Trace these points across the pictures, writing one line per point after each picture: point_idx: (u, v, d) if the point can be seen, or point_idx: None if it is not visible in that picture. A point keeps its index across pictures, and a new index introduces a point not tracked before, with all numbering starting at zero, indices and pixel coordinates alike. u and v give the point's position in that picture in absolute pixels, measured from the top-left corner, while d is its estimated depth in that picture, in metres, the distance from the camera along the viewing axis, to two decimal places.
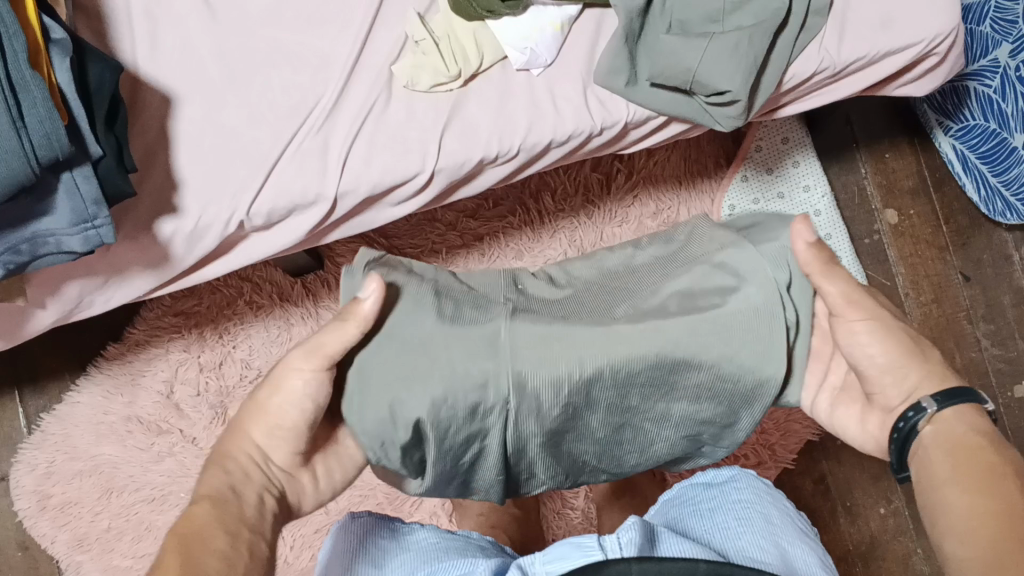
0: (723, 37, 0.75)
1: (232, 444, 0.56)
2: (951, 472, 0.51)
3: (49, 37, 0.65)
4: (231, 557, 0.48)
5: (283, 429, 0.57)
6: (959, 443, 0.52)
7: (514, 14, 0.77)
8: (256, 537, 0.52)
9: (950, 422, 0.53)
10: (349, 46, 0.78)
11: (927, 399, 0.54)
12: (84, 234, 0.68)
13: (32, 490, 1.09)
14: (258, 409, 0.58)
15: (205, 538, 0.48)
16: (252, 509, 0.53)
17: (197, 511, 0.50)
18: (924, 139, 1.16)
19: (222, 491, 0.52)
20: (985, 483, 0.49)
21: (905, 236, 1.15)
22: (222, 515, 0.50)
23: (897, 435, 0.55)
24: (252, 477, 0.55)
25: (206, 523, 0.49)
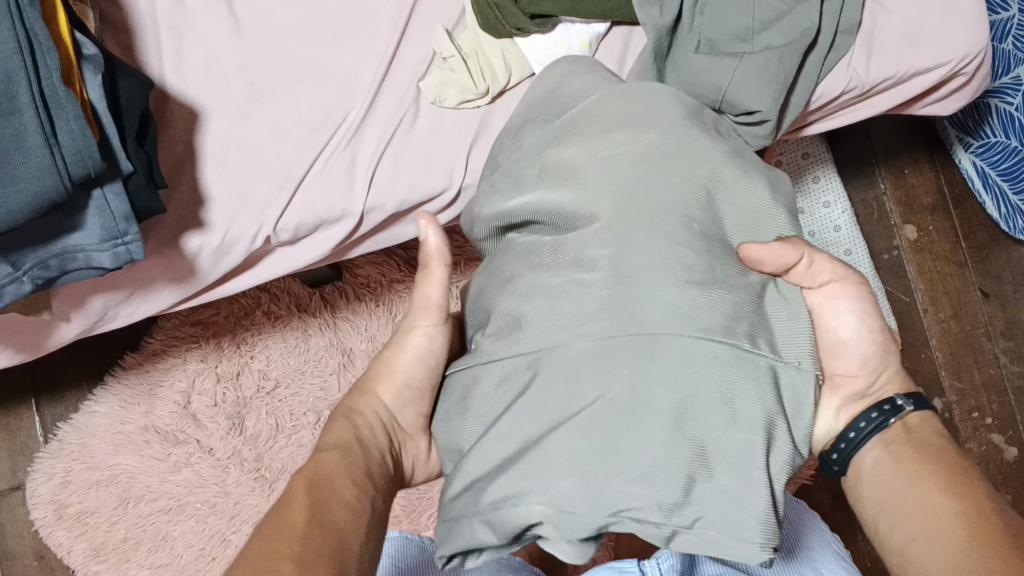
0: (755, 57, 0.74)
1: (358, 403, 0.69)
2: (902, 482, 0.65)
3: (81, 53, 0.65)
4: (355, 506, 0.60)
5: (408, 388, 0.69)
6: (919, 441, 0.66)
7: (541, 33, 0.77)
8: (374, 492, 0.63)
9: (916, 423, 0.68)
10: (377, 62, 0.78)
11: (904, 397, 0.68)
12: (114, 250, 0.67)
13: (49, 500, 1.09)
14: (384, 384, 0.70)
15: (327, 487, 0.60)
16: (375, 464, 0.66)
17: (325, 462, 0.62)
18: (943, 155, 1.15)
19: (347, 439, 0.65)
20: (947, 486, 0.63)
21: (924, 252, 1.14)
22: (349, 464, 0.63)
23: (873, 420, 0.67)
24: (370, 461, 0.65)
25: (334, 472, 0.61)
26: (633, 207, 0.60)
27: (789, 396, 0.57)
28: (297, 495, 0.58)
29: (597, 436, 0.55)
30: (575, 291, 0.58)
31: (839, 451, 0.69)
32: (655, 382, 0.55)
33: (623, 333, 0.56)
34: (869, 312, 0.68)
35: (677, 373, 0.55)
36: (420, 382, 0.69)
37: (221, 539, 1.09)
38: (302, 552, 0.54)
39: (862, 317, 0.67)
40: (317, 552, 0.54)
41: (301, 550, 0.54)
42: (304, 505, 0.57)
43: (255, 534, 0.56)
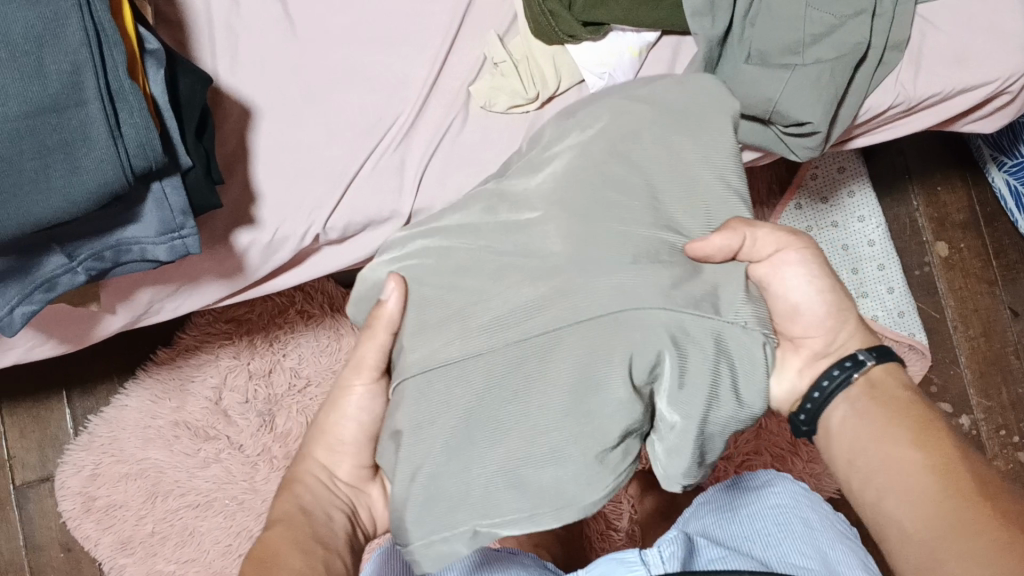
0: (807, 68, 0.75)
1: (303, 473, 0.70)
2: (868, 435, 0.64)
3: (144, 47, 0.66)
4: (305, 572, 0.59)
5: (341, 446, 0.70)
6: (882, 395, 0.66)
7: (593, 41, 0.78)
8: (332, 555, 0.63)
9: (879, 376, 0.67)
10: (429, 66, 0.79)
11: (866, 353, 0.67)
12: (170, 244, 0.69)
13: (78, 492, 1.09)
14: (325, 445, 0.70)
15: (268, 565, 0.59)
16: (327, 528, 0.65)
17: (269, 540, 0.62)
18: (975, 172, 1.15)
19: (293, 512, 0.65)
20: (917, 440, 0.62)
21: (955, 269, 1.15)
22: (299, 534, 0.63)
23: (829, 380, 0.67)
24: (319, 526, 0.65)
25: (279, 547, 0.61)
26: (597, 207, 0.62)
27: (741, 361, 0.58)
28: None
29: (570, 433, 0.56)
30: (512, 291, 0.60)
31: (807, 409, 0.68)
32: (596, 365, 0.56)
33: (563, 292, 0.59)
34: (818, 272, 0.69)
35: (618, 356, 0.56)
36: (354, 437, 0.69)
37: (248, 536, 1.10)
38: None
39: (811, 278, 0.69)
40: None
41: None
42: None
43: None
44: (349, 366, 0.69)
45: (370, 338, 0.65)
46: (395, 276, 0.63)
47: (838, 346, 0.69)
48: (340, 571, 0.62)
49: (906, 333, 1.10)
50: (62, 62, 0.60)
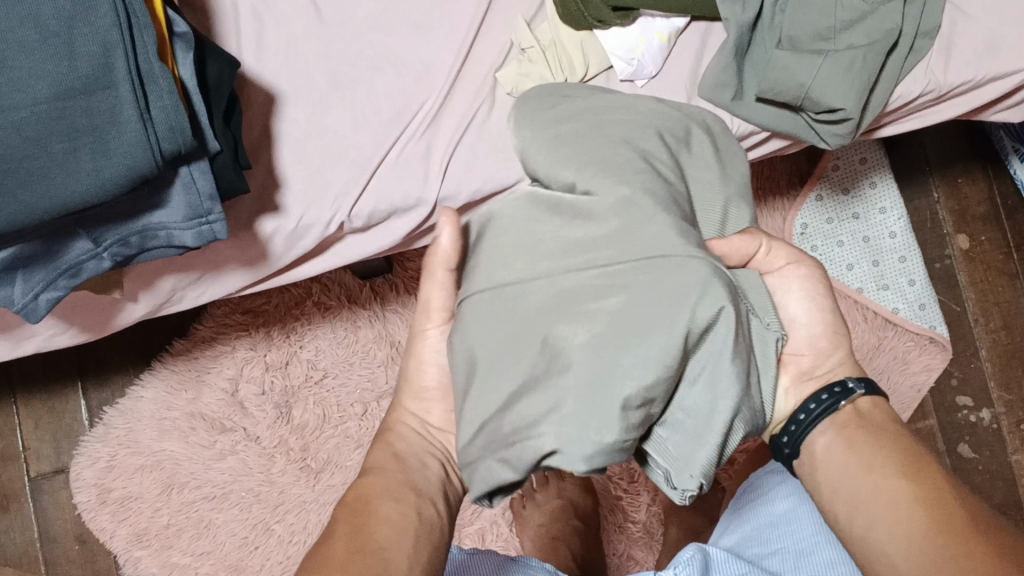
0: (841, 54, 0.74)
1: (397, 421, 0.70)
2: (855, 462, 0.64)
3: (173, 30, 0.65)
4: (399, 520, 0.60)
5: (428, 393, 0.70)
6: (870, 424, 0.66)
7: (623, 26, 0.76)
8: (425, 499, 0.64)
9: (867, 409, 0.68)
10: (455, 52, 0.79)
11: (855, 381, 0.68)
12: (198, 229, 0.68)
13: (93, 484, 1.09)
14: (413, 399, 0.70)
15: (365, 513, 0.60)
16: (421, 472, 0.66)
17: (367, 488, 0.63)
18: (997, 165, 1.14)
19: (388, 460, 0.66)
20: (905, 469, 0.62)
21: (976, 262, 1.14)
22: (393, 482, 0.64)
23: (818, 407, 0.67)
24: (412, 472, 0.65)
25: (375, 494, 0.62)
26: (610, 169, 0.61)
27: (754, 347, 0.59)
28: (336, 527, 0.59)
29: (593, 371, 0.53)
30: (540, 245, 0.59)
31: (791, 434, 0.68)
32: (656, 317, 0.52)
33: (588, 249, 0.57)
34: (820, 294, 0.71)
35: (680, 310, 0.52)
36: (438, 381, 0.70)
37: (264, 528, 1.09)
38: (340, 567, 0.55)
39: (810, 296, 0.70)
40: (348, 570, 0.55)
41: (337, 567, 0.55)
42: (346, 536, 0.58)
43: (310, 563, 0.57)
44: (418, 311, 0.68)
45: (437, 284, 0.65)
46: (447, 214, 0.63)
47: (829, 369, 0.70)
48: (436, 519, 0.63)
49: (927, 326, 1.11)
50: (93, 43, 0.59)
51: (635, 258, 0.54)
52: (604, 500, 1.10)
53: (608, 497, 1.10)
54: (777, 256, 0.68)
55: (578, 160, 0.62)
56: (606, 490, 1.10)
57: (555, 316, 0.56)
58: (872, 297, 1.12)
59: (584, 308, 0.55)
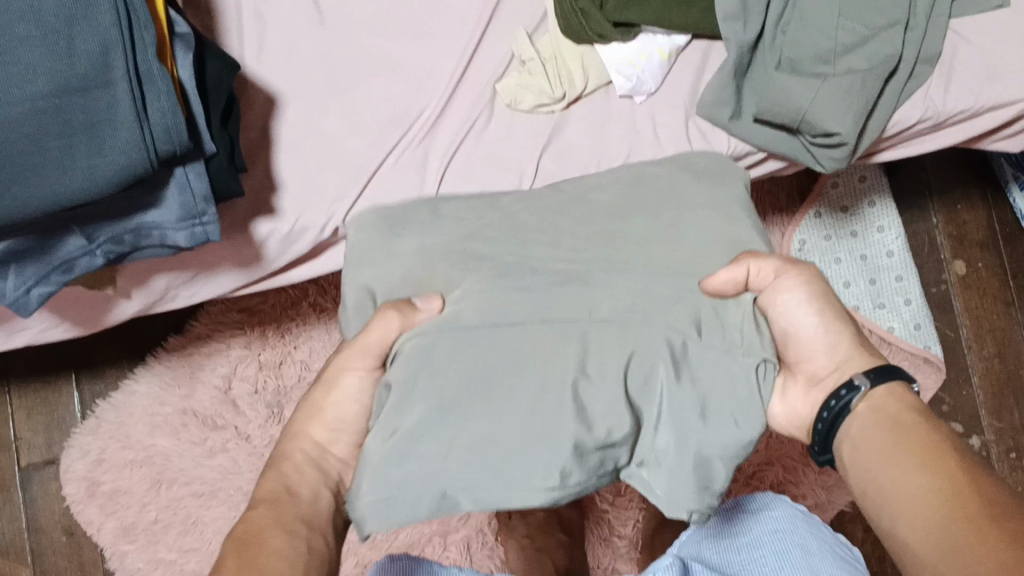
0: (840, 79, 0.74)
1: (287, 449, 0.64)
2: (874, 461, 0.58)
3: (174, 31, 0.65)
4: (289, 554, 0.55)
5: (342, 424, 0.66)
6: (887, 414, 0.60)
7: (623, 41, 0.77)
8: (313, 532, 0.59)
9: (883, 399, 0.61)
10: (456, 61, 0.79)
11: (863, 377, 0.61)
12: (190, 230, 0.68)
13: (82, 476, 1.09)
14: (315, 420, 0.65)
15: (258, 547, 0.55)
16: (308, 504, 0.61)
17: (256, 521, 0.57)
18: (996, 193, 1.15)
19: (277, 491, 0.60)
20: (923, 460, 0.56)
21: (971, 288, 1.14)
22: (280, 513, 0.58)
23: (825, 415, 0.62)
24: (303, 505, 0.60)
25: (266, 529, 0.57)
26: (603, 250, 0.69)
27: (731, 381, 0.63)
28: (224, 565, 0.54)
29: (535, 413, 0.60)
30: (495, 308, 0.65)
31: (818, 442, 0.64)
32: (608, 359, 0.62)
33: (542, 309, 0.65)
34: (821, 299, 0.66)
35: (625, 346, 0.63)
36: (357, 416, 0.66)
37: None
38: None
39: (807, 301, 0.66)
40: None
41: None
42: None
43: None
44: (346, 351, 0.66)
45: (382, 324, 0.65)
46: (435, 298, 0.66)
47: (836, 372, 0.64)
48: (325, 556, 0.58)
49: (922, 346, 1.10)
50: (92, 41, 0.60)
51: (572, 328, 0.64)
52: (591, 512, 1.10)
53: (596, 509, 1.10)
54: (767, 271, 0.66)
55: (583, 239, 0.70)
56: (594, 503, 1.10)
57: (510, 372, 0.62)
58: (868, 315, 1.11)
59: (522, 364, 0.62)
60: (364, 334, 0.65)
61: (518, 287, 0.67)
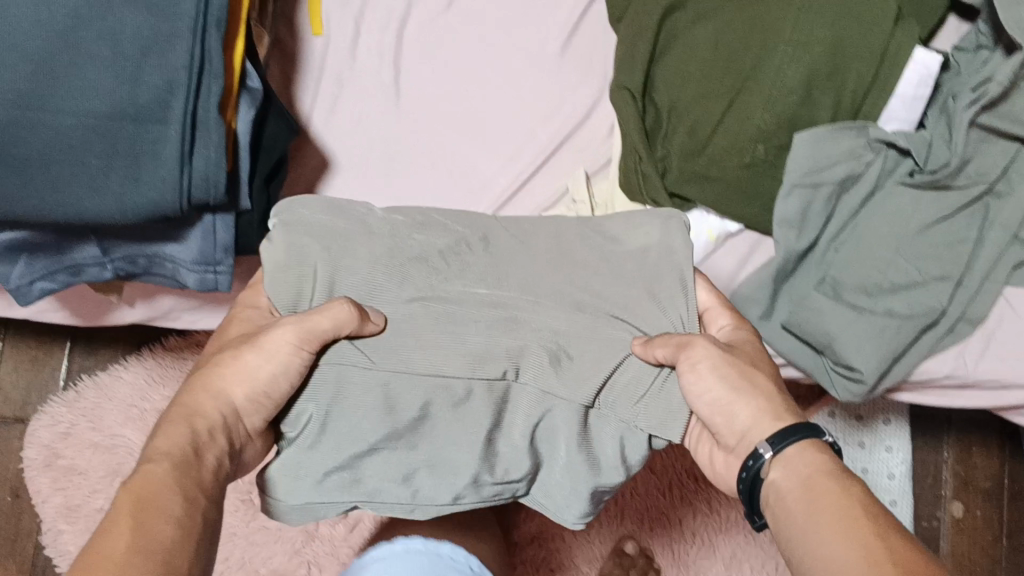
0: (874, 317, 0.74)
1: (198, 398, 0.54)
2: (795, 522, 0.49)
3: (245, 83, 0.66)
4: (184, 523, 0.46)
5: (267, 398, 0.55)
6: (806, 479, 0.50)
7: (676, 213, 0.77)
8: (211, 503, 0.49)
9: (791, 458, 0.52)
10: (511, 180, 0.79)
11: (766, 442, 0.53)
12: (201, 274, 0.69)
13: (45, 445, 1.10)
14: (239, 377, 0.55)
15: (162, 502, 0.46)
16: (209, 472, 0.50)
17: (156, 469, 0.48)
18: (1015, 446, 1.11)
19: (185, 449, 0.50)
20: (857, 528, 0.46)
21: (963, 534, 1.10)
22: (181, 474, 0.48)
23: (744, 478, 0.54)
24: (207, 474, 0.50)
25: (162, 487, 0.46)
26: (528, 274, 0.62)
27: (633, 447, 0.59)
28: (119, 513, 0.44)
29: (432, 452, 0.58)
30: (411, 331, 0.59)
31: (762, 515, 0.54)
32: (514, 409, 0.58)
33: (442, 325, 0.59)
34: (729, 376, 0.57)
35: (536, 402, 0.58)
36: (283, 392, 0.56)
37: None
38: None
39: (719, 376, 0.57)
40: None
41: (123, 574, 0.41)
42: (130, 532, 0.43)
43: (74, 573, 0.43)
44: (295, 317, 0.56)
45: (331, 315, 0.55)
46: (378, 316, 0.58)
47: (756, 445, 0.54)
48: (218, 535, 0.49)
49: None
50: (158, 75, 0.61)
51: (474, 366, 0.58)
52: None
53: None
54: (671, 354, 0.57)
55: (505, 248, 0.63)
56: None
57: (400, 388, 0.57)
58: None
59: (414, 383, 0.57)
60: (314, 318, 0.55)
61: (444, 313, 0.60)
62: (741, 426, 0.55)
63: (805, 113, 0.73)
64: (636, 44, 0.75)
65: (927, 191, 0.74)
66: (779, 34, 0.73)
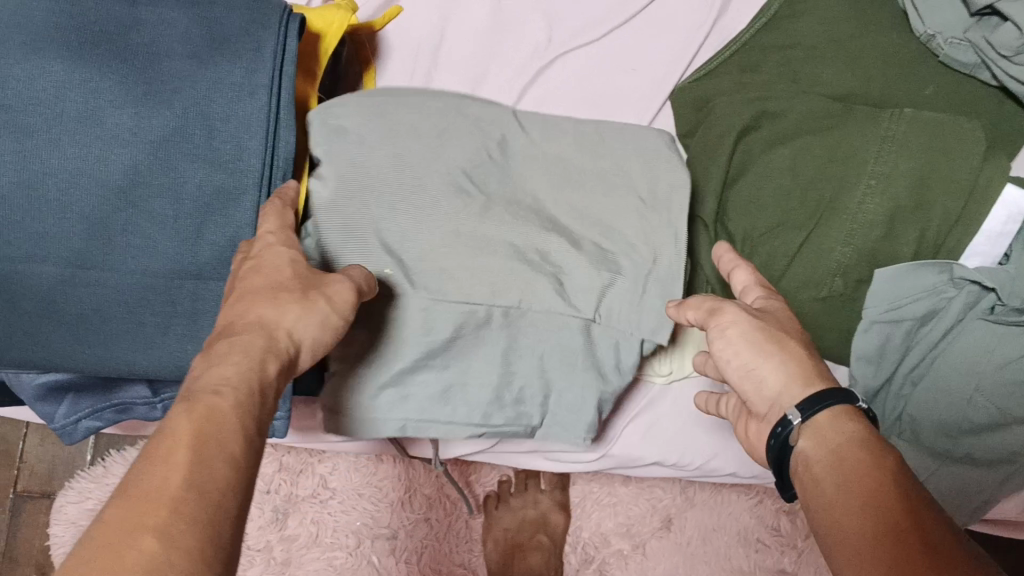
0: (955, 466, 0.74)
1: (244, 325, 0.48)
2: (827, 490, 0.45)
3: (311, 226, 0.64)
4: (239, 466, 0.41)
5: (315, 339, 0.50)
6: (834, 448, 0.47)
7: None
8: (262, 438, 0.44)
9: (822, 429, 0.48)
10: None
11: (796, 408, 0.49)
12: None
13: (72, 521, 1.06)
14: (302, 307, 0.50)
15: (221, 438, 0.41)
16: (267, 409, 0.45)
17: (221, 398, 0.43)
18: None
19: (245, 381, 0.44)
20: (890, 505, 0.43)
21: None
22: (242, 411, 0.43)
23: (772, 445, 0.50)
24: (263, 416, 0.45)
25: (218, 425, 0.41)
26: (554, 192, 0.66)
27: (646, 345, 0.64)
28: (179, 442, 0.39)
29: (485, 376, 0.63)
30: (440, 251, 0.60)
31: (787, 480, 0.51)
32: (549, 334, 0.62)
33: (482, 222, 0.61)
34: (758, 338, 0.53)
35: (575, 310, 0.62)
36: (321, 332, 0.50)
37: None
38: (178, 521, 0.37)
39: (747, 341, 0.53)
40: (194, 524, 0.37)
41: (177, 519, 0.37)
42: (185, 466, 0.39)
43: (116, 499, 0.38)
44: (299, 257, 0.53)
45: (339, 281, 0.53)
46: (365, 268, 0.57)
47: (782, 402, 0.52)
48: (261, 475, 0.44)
49: None
50: (221, 236, 0.57)
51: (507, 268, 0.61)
52: None
53: None
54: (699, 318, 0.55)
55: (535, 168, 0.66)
56: None
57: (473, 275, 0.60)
58: None
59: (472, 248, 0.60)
60: (323, 284, 0.52)
61: (474, 241, 0.61)
62: (771, 393, 0.52)
63: (886, 248, 0.71)
64: (709, 167, 0.73)
65: (1009, 329, 0.71)
66: (861, 163, 0.71)
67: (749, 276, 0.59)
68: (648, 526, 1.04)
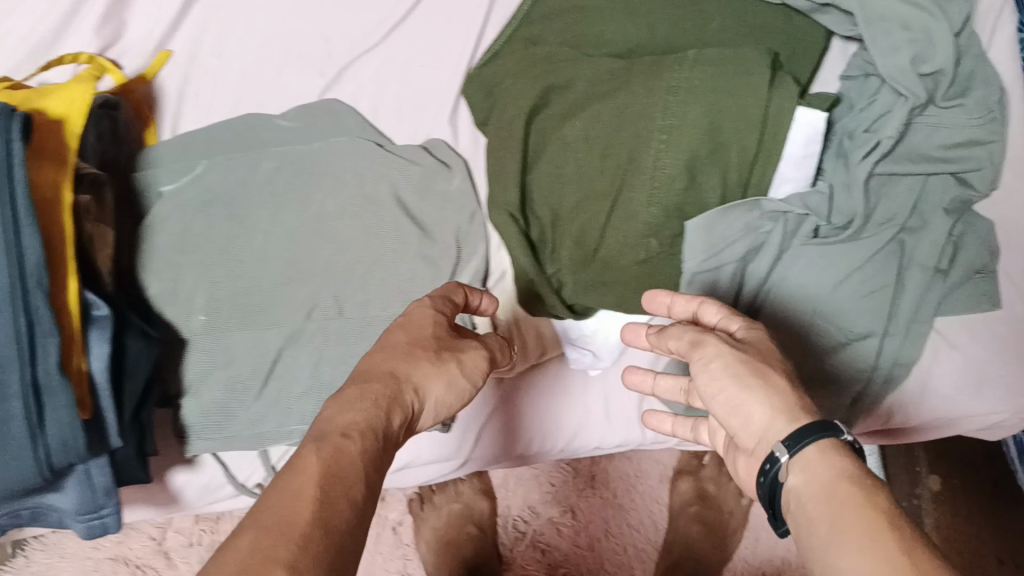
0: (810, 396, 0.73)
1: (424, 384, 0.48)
2: (817, 523, 0.41)
3: (90, 317, 0.60)
4: (363, 515, 0.39)
5: (449, 402, 0.50)
6: (824, 480, 0.43)
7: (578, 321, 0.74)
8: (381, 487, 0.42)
9: (811, 461, 0.44)
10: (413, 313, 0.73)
11: (781, 444, 0.46)
12: (88, 522, 0.64)
13: None
14: (436, 366, 0.49)
15: (349, 479, 0.40)
16: (393, 446, 0.44)
17: (352, 442, 0.41)
18: None
19: (373, 424, 0.43)
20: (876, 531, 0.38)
21: None
22: (367, 454, 0.41)
23: (763, 484, 0.47)
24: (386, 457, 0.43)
25: (344, 465, 0.40)
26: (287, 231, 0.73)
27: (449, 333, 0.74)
28: (310, 478, 0.38)
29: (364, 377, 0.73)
30: (225, 282, 0.72)
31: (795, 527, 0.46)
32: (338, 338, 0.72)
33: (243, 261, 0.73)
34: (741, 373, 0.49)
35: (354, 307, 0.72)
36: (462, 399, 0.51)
37: None
38: (306, 557, 0.35)
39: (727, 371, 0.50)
40: (325, 564, 0.35)
41: (307, 555, 0.35)
42: (314, 502, 0.37)
43: (243, 528, 0.36)
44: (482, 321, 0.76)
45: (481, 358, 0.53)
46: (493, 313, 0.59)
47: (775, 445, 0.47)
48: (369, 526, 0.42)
49: None
50: None
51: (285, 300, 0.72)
52: None
53: None
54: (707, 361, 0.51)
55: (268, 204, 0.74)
56: None
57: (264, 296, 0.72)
58: None
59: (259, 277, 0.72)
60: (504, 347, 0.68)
61: (248, 263, 0.72)
62: (759, 428, 0.49)
63: (692, 199, 0.69)
64: (505, 155, 0.72)
65: (836, 248, 0.71)
66: (651, 120, 0.69)
67: (719, 310, 0.56)
68: (574, 489, 1.01)
